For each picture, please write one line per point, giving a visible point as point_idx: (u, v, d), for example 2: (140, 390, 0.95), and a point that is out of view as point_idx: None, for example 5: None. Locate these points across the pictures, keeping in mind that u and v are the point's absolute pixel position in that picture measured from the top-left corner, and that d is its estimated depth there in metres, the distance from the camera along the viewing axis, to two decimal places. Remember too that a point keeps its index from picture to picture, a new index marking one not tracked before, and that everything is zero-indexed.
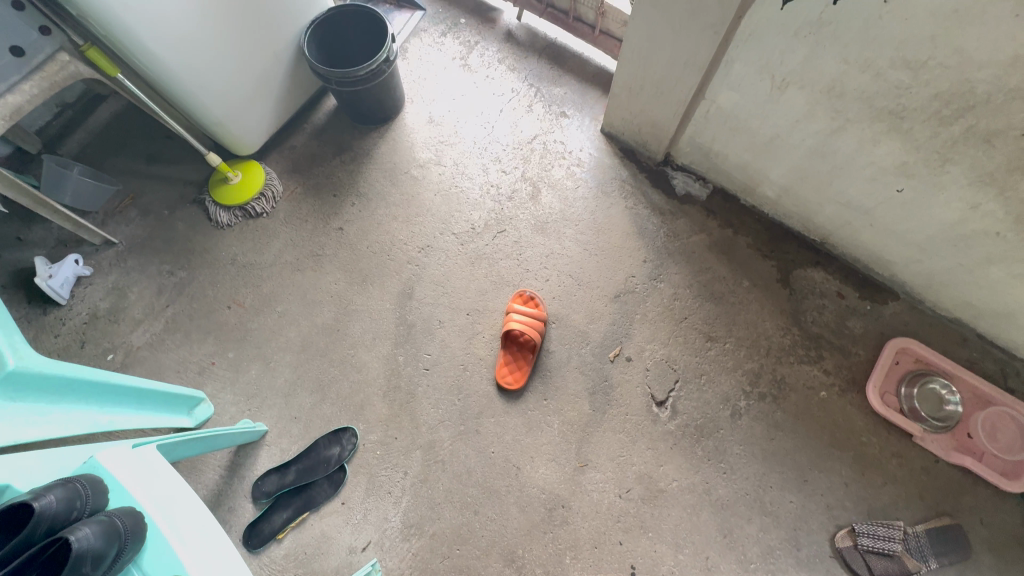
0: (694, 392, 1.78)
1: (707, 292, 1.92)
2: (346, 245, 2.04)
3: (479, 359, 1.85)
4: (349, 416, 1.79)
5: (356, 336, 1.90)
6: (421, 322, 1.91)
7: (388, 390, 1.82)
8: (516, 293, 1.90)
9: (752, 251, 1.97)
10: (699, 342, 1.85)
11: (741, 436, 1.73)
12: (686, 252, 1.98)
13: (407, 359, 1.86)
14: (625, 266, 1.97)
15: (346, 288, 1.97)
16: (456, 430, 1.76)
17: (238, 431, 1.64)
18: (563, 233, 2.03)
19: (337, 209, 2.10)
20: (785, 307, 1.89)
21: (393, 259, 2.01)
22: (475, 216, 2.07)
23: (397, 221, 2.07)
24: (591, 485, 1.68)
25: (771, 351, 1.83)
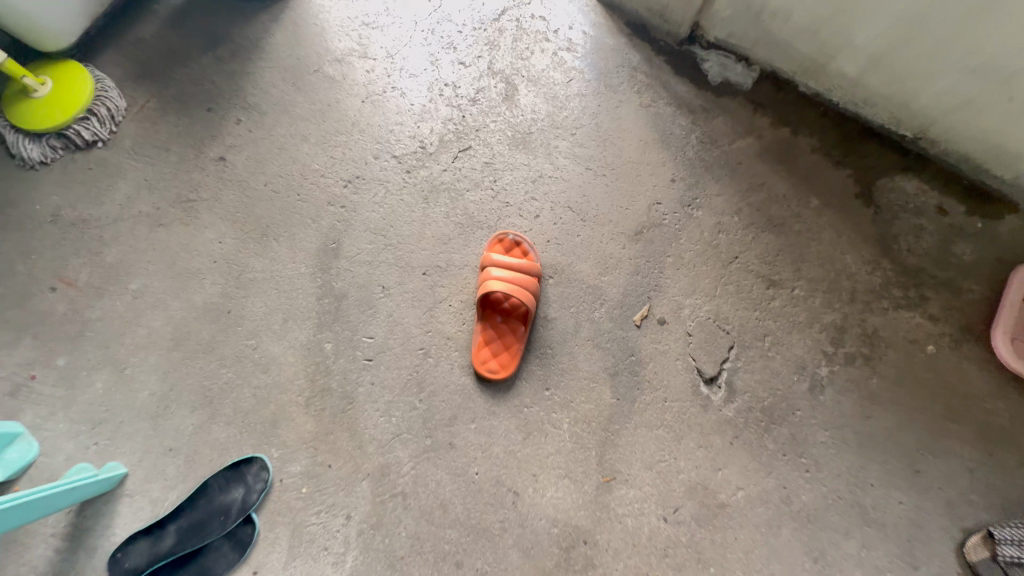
0: (757, 361, 1.25)
1: (762, 219, 1.36)
2: (231, 182, 1.35)
3: (446, 339, 1.25)
4: (254, 441, 1.18)
5: (257, 320, 1.26)
6: (356, 291, 1.28)
7: (313, 395, 1.21)
8: (495, 238, 1.30)
9: (819, 157, 1.40)
10: (758, 289, 1.30)
11: (827, 418, 1.22)
12: (728, 165, 1.40)
13: (339, 348, 1.24)
14: (646, 189, 1.37)
15: (235, 248, 1.30)
16: (420, 447, 1.19)
17: (75, 486, 1.03)
18: (555, 147, 1.40)
19: (213, 130, 1.39)
20: (869, 232, 1.35)
21: (307, 201, 1.35)
22: (424, 128, 1.41)
23: (309, 143, 1.39)
24: (624, 509, 1.16)
25: (856, 295, 1.30)
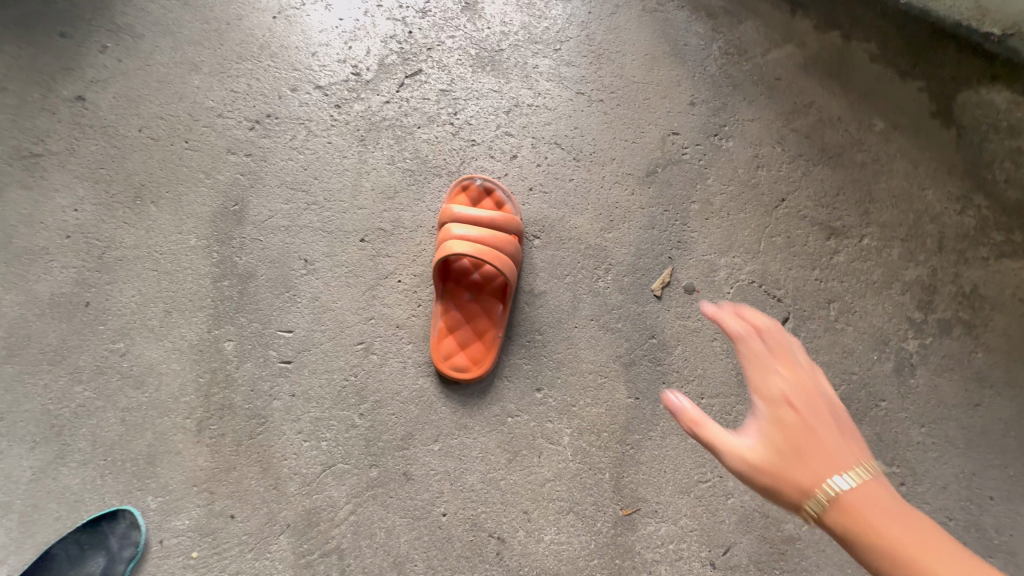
0: (823, 337, 0.92)
1: (813, 149, 1.02)
2: (92, 129, 0.98)
3: (395, 329, 0.90)
4: (122, 488, 0.82)
5: (127, 314, 0.89)
6: (268, 268, 0.93)
7: (207, 417, 0.86)
8: (459, 186, 0.95)
9: (880, 67, 1.07)
10: (815, 241, 0.97)
11: (921, 410, 0.89)
12: (763, 81, 1.06)
13: (245, 347, 0.89)
14: (657, 117, 1.03)
15: (98, 217, 0.94)
16: (362, 482, 0.84)
17: None
18: (534, 68, 1.05)
19: (66, 61, 1.01)
20: (953, 160, 1.02)
21: (197, 150, 0.98)
22: (358, 48, 1.05)
23: (201, 73, 1.02)
24: (654, 553, 0.82)
25: (944, 243, 0.97)
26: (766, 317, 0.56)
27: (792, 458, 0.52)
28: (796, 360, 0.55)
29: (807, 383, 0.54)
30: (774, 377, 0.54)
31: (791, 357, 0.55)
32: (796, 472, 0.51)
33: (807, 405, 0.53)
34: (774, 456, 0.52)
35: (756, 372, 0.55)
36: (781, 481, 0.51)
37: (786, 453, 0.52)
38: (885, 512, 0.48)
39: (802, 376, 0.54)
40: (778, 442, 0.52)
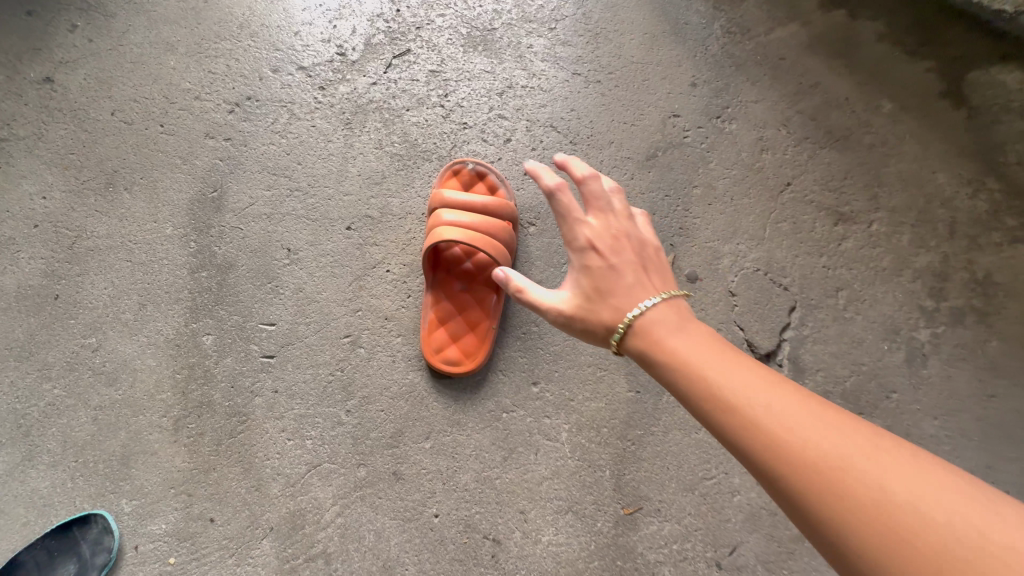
0: (831, 327, 0.88)
1: (819, 131, 0.98)
2: (61, 113, 0.93)
3: (383, 321, 0.86)
4: (94, 492, 0.78)
5: (99, 307, 0.85)
6: (249, 258, 0.88)
7: (185, 415, 0.81)
8: (450, 170, 0.90)
9: (888, 47, 1.03)
10: (822, 227, 0.93)
11: (933, 402, 0.86)
12: (767, 61, 1.01)
13: (225, 342, 0.84)
14: (657, 99, 0.99)
15: (68, 205, 0.89)
16: (349, 483, 0.79)
17: None
18: (528, 47, 1.00)
19: (34, 42, 0.96)
20: (964, 143, 0.98)
21: (173, 134, 0.93)
22: (343, 28, 1.00)
23: (177, 54, 0.97)
24: (657, 554, 0.79)
25: (956, 229, 0.93)
26: (581, 166, 0.58)
27: (596, 293, 0.55)
28: (606, 207, 0.58)
29: (614, 225, 0.57)
30: (582, 225, 0.56)
31: (602, 205, 0.58)
32: (598, 304, 0.55)
33: (612, 244, 0.56)
34: (581, 302, 0.56)
35: (566, 223, 0.57)
36: (587, 315, 0.56)
37: (591, 296, 0.56)
38: (702, 348, 0.49)
39: (609, 221, 0.57)
40: (585, 287, 0.56)
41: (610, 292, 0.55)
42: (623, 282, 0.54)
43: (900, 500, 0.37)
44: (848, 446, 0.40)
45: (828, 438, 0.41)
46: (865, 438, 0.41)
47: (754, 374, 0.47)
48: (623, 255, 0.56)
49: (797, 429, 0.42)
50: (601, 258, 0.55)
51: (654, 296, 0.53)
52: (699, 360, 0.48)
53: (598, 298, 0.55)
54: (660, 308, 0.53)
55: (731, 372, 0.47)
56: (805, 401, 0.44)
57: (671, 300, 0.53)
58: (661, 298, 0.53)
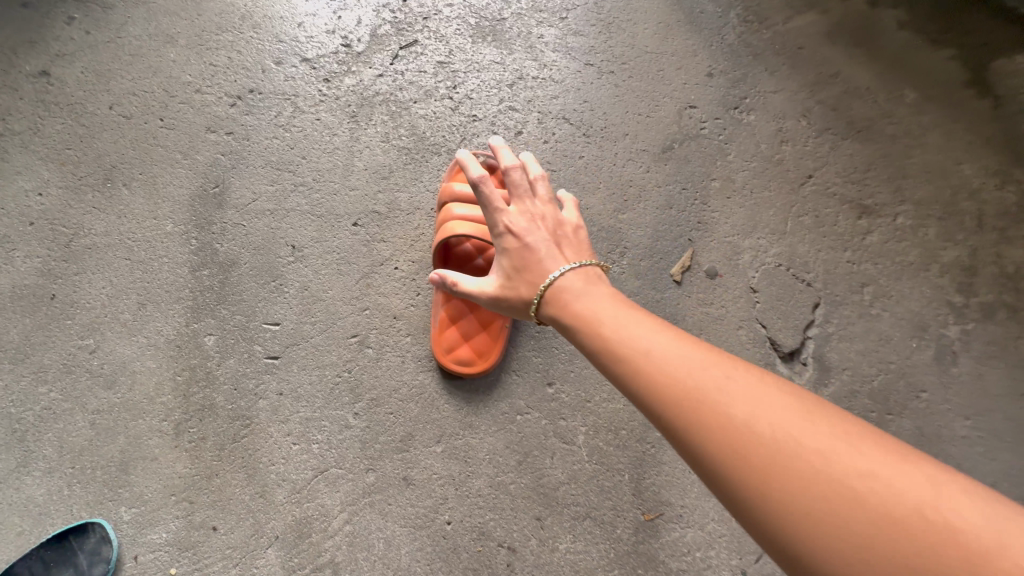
0: (856, 324, 0.85)
1: (840, 122, 0.95)
2: (58, 107, 0.90)
3: (392, 320, 0.82)
4: (92, 500, 0.74)
5: (97, 307, 0.81)
6: (252, 256, 0.85)
7: (186, 419, 0.78)
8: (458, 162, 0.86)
9: (910, 35, 0.99)
10: (845, 220, 0.90)
11: (964, 401, 0.82)
12: (784, 50, 0.98)
13: (227, 342, 0.81)
14: (672, 89, 0.95)
15: (64, 202, 0.86)
16: (358, 490, 0.76)
17: None
18: (538, 38, 0.97)
19: (30, 34, 0.93)
20: (990, 133, 0.95)
21: (173, 128, 0.90)
22: (348, 18, 0.97)
23: (177, 46, 0.94)
24: (680, 562, 0.75)
25: (984, 221, 0.90)
26: (507, 157, 0.62)
27: (514, 270, 0.58)
28: (525, 192, 0.60)
29: (533, 209, 0.60)
30: (500, 209, 0.59)
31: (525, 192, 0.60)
32: (518, 281, 0.57)
33: (529, 223, 0.59)
34: (504, 283, 0.58)
35: (488, 213, 0.60)
36: (508, 292, 0.58)
37: (512, 276, 0.58)
38: (604, 303, 0.50)
39: (527, 203, 0.60)
40: (507, 270, 0.58)
41: (527, 268, 0.57)
42: (537, 257, 0.57)
43: (773, 433, 0.38)
44: (732, 385, 0.41)
45: (716, 378, 0.41)
46: (750, 378, 0.42)
47: (653, 324, 0.48)
48: (539, 233, 0.58)
49: (683, 370, 0.42)
50: (518, 237, 0.58)
51: (565, 266, 0.55)
52: (599, 313, 0.49)
53: (517, 276, 0.57)
54: (570, 276, 0.55)
55: (628, 321, 0.48)
56: (698, 346, 0.45)
57: (582, 270, 0.55)
58: (572, 267, 0.55)
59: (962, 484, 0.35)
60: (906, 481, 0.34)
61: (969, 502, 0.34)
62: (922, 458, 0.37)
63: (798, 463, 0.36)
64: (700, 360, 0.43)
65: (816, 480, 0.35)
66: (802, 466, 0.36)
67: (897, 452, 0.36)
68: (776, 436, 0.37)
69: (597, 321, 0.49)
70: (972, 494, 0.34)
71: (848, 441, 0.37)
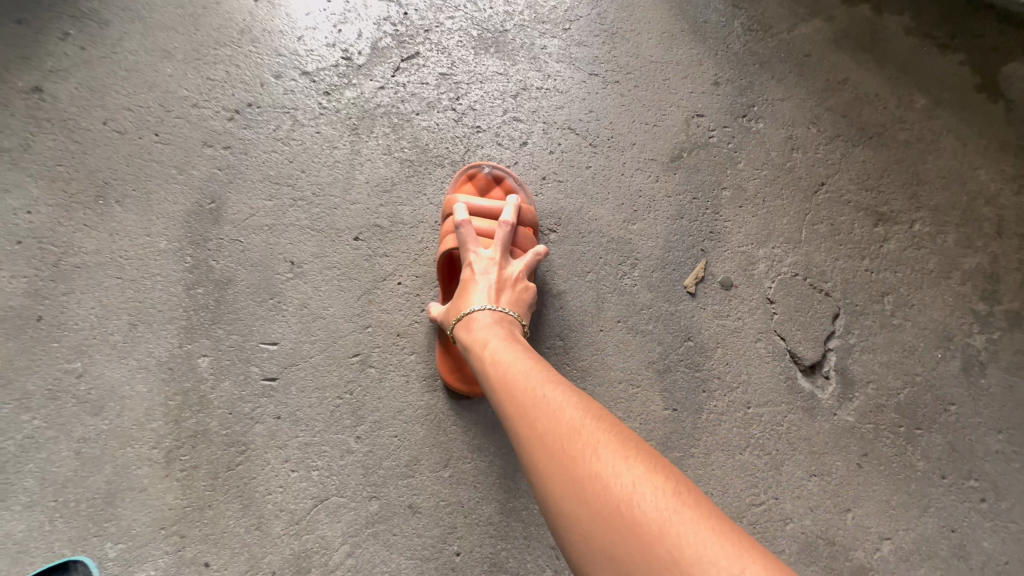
0: (878, 334, 0.82)
1: (850, 129, 0.93)
2: (50, 123, 0.88)
3: (395, 337, 0.79)
4: (76, 536, 0.69)
5: (86, 328, 0.78)
6: (250, 272, 0.81)
7: (178, 446, 0.73)
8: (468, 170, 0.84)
9: (917, 41, 0.98)
10: (861, 228, 0.87)
11: (996, 414, 0.79)
12: (792, 58, 0.97)
13: (222, 364, 0.77)
14: (679, 98, 0.94)
15: (54, 220, 0.83)
16: (362, 519, 0.71)
17: None
18: (542, 49, 0.96)
19: (23, 51, 0.91)
20: (1004, 138, 0.93)
21: (168, 142, 0.88)
22: (348, 31, 0.95)
23: (174, 61, 0.92)
24: None
25: (1004, 227, 0.88)
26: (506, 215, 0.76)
27: (455, 294, 0.72)
28: (502, 240, 0.74)
29: (496, 261, 0.73)
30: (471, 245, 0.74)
31: (503, 243, 0.74)
32: (454, 303, 0.72)
33: (486, 269, 0.72)
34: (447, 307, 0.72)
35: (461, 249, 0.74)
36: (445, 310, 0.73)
37: (454, 301, 0.72)
38: (493, 330, 0.66)
39: (496, 254, 0.73)
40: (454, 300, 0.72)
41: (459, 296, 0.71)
42: (474, 291, 0.70)
43: (557, 432, 0.50)
44: (548, 402, 0.53)
45: (540, 396, 0.54)
46: (565, 395, 0.54)
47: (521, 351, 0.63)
48: (487, 277, 0.71)
49: (519, 387, 0.56)
50: (469, 272, 0.72)
51: (487, 305, 0.68)
52: (484, 334, 0.65)
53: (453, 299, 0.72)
54: (486, 313, 0.68)
55: (503, 348, 0.63)
56: (551, 376, 0.58)
57: (501, 316, 0.68)
58: (493, 308, 0.68)
59: (680, 497, 0.43)
60: (628, 485, 0.43)
61: (670, 510, 0.42)
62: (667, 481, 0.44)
63: (561, 458, 0.47)
64: (534, 378, 0.57)
65: (568, 474, 0.46)
66: (565, 458, 0.47)
67: (643, 462, 0.46)
68: (556, 434, 0.49)
69: (482, 344, 0.64)
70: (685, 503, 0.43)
71: (604, 446, 0.47)
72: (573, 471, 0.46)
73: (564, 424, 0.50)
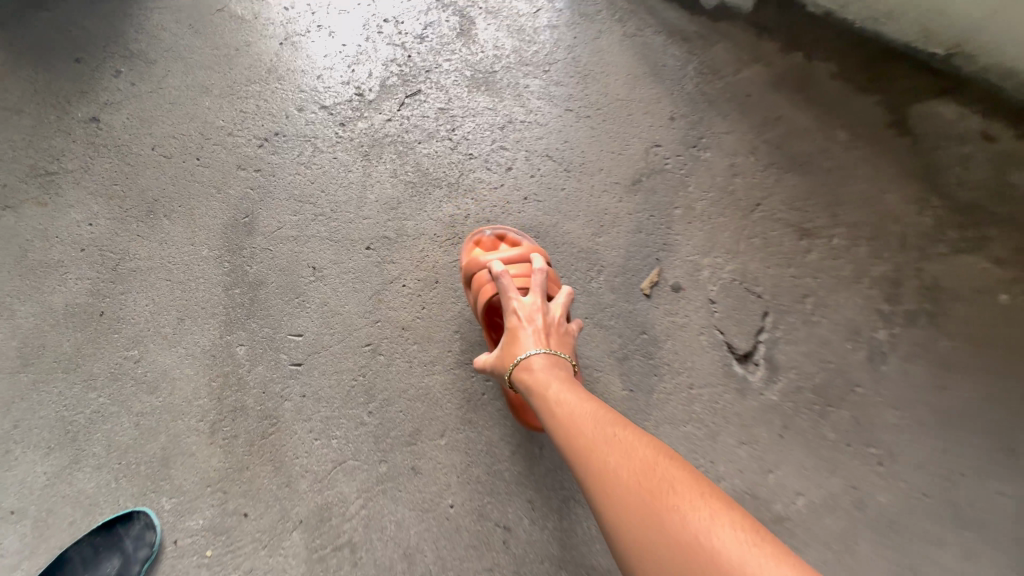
0: (799, 329, 0.99)
1: (783, 158, 1.11)
2: (107, 148, 1.03)
3: (401, 330, 0.95)
4: (137, 492, 0.85)
5: (141, 322, 0.93)
6: (278, 276, 0.97)
7: (220, 419, 0.88)
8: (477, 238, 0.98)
9: (840, 84, 1.17)
10: (789, 242, 1.05)
11: (894, 394, 0.96)
12: (736, 97, 1.15)
13: (256, 352, 0.92)
14: (641, 131, 1.11)
15: (112, 231, 0.98)
16: (373, 478, 0.87)
17: None
18: (525, 87, 1.13)
19: (82, 86, 1.07)
20: (910, 166, 1.11)
21: (208, 166, 1.03)
22: (360, 71, 1.12)
23: (212, 95, 1.08)
24: None
25: (907, 241, 1.06)
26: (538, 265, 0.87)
27: (505, 341, 0.81)
28: (539, 288, 0.84)
29: (538, 305, 0.83)
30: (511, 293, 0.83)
31: (540, 290, 0.84)
32: (504, 349, 0.80)
33: (530, 314, 0.81)
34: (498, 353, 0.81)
35: (503, 297, 0.83)
36: (499, 357, 0.81)
37: (504, 348, 0.80)
38: (551, 373, 0.75)
39: (537, 300, 0.83)
40: (503, 345, 0.81)
41: (512, 344, 0.80)
42: (524, 337, 0.79)
43: (630, 470, 0.58)
44: (623, 445, 0.61)
45: (615, 439, 0.62)
46: (642, 443, 0.62)
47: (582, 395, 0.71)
48: (534, 322, 0.81)
49: (592, 430, 0.64)
50: (516, 319, 0.81)
51: (540, 348, 0.78)
52: (544, 379, 0.74)
53: (505, 346, 0.80)
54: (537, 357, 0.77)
55: (569, 394, 0.70)
56: (622, 423, 0.65)
57: (553, 358, 0.77)
58: (544, 350, 0.78)
59: (754, 535, 0.50)
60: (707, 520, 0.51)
61: (747, 544, 0.49)
62: (740, 520, 0.52)
63: (642, 493, 0.55)
64: (603, 422, 0.65)
65: (649, 506, 0.54)
66: (647, 500, 0.54)
67: (713, 501, 0.53)
68: (629, 470, 0.58)
69: (548, 388, 0.72)
70: (745, 532, 0.51)
71: (678, 485, 0.55)
72: (654, 504, 0.54)
73: (636, 462, 0.59)
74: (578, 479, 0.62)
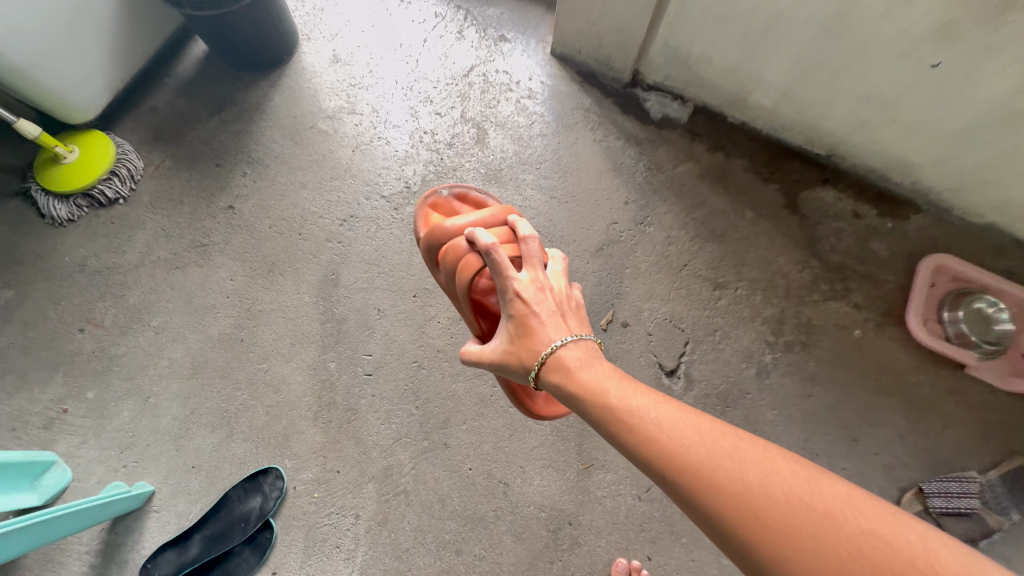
0: (710, 353, 1.44)
1: (705, 231, 1.57)
2: (240, 227, 1.53)
3: (436, 352, 1.42)
4: (269, 455, 1.32)
5: (267, 345, 1.41)
6: (355, 315, 1.45)
7: (320, 410, 1.36)
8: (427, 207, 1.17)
9: (750, 176, 1.63)
10: (706, 292, 1.50)
11: (774, 399, 1.40)
12: (673, 186, 1.62)
13: (341, 366, 1.40)
14: (604, 212, 1.58)
15: (245, 284, 1.47)
16: (418, 449, 1.33)
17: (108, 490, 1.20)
18: (523, 180, 1.61)
19: (221, 183, 1.57)
20: (797, 237, 1.56)
21: (307, 239, 1.53)
22: (408, 171, 1.61)
23: (308, 189, 1.58)
24: (603, 491, 1.32)
25: (791, 292, 1.50)
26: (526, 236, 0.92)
27: (522, 331, 0.84)
28: (534, 263, 0.90)
29: (540, 280, 0.88)
30: (510, 273, 0.87)
31: (534, 263, 0.90)
32: (524, 339, 0.83)
33: (534, 291, 0.86)
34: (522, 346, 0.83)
35: (506, 279, 0.87)
36: (516, 347, 0.85)
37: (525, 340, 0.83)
38: (607, 375, 0.77)
39: (535, 275, 0.88)
40: (518, 333, 0.84)
41: (531, 333, 0.83)
42: (545, 327, 0.83)
43: (784, 496, 0.59)
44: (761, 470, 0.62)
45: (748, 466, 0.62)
46: (772, 458, 0.63)
47: (650, 400, 0.73)
48: (543, 303, 0.85)
49: (723, 461, 0.64)
50: (527, 306, 0.84)
51: (569, 336, 0.81)
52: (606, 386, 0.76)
53: (523, 337, 0.83)
54: (573, 351, 0.80)
55: (669, 414, 0.71)
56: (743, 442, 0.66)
57: (583, 345, 0.81)
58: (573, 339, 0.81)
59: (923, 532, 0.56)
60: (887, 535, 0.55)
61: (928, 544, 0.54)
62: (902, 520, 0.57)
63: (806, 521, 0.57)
64: (706, 435, 0.67)
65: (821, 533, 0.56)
66: (820, 526, 0.57)
67: (872, 507, 0.58)
68: (766, 489, 0.60)
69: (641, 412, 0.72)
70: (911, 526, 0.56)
71: (834, 499, 0.59)
72: (825, 531, 0.56)
73: (767, 474, 0.61)
74: (722, 515, 0.61)
